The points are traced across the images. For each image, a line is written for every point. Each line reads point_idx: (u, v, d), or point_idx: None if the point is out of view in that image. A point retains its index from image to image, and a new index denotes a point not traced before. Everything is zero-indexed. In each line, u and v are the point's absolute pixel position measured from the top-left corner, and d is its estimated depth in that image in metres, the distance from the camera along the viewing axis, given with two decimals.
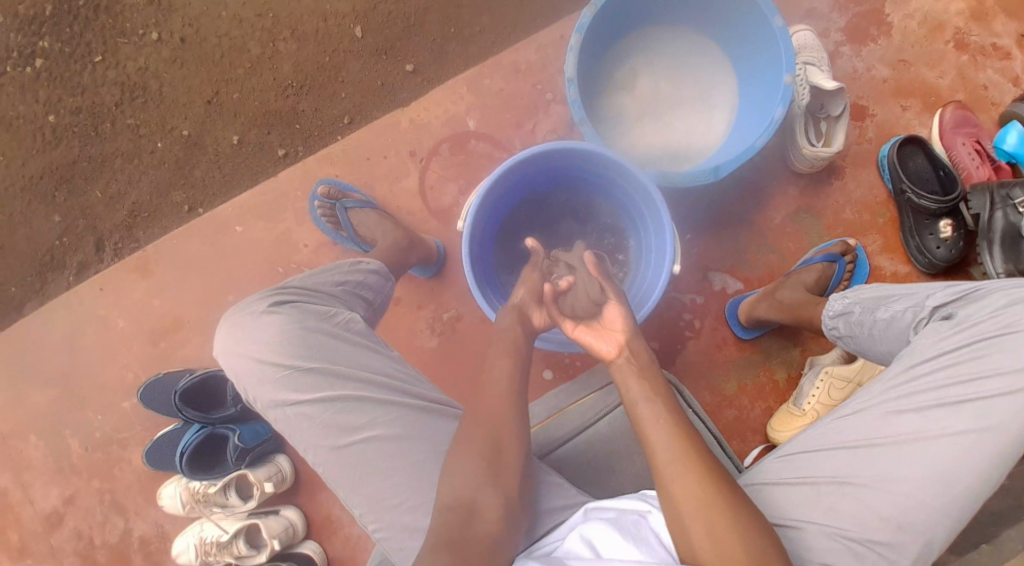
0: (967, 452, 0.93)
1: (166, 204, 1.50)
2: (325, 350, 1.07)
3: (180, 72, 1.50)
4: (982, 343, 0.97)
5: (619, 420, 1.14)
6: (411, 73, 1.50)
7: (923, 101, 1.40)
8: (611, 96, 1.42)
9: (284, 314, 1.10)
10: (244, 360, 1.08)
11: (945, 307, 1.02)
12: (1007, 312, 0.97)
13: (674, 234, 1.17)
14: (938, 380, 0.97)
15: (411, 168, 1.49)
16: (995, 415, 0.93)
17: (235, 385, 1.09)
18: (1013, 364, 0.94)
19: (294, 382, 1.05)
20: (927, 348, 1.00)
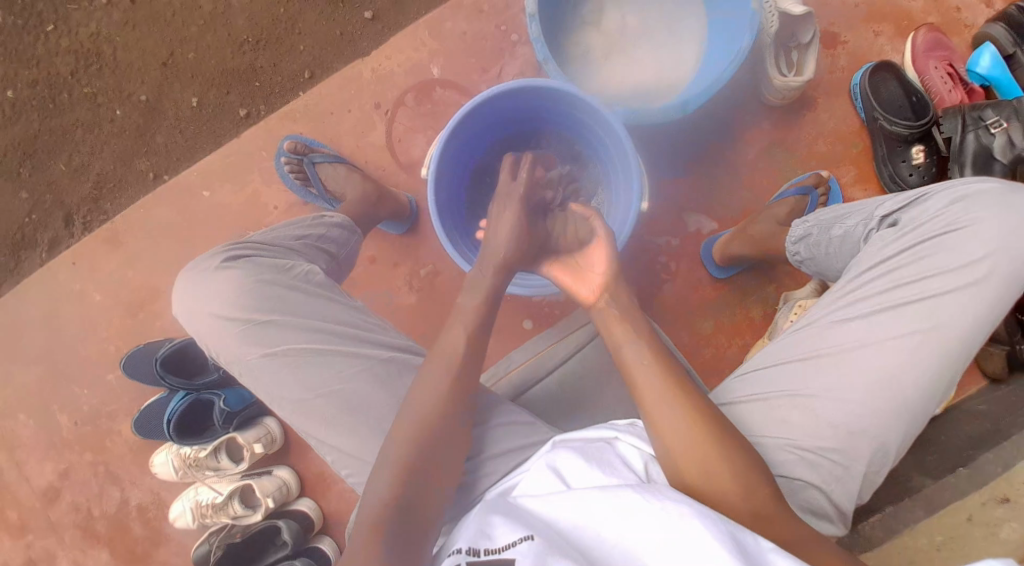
0: (916, 349, 0.92)
1: (131, 174, 1.47)
2: (287, 302, 1.06)
3: (133, 35, 1.47)
4: (927, 243, 0.96)
5: (593, 355, 1.14)
6: (370, 21, 1.45)
7: (896, 26, 1.37)
8: (579, 34, 1.37)
9: (242, 269, 1.08)
10: (203, 316, 1.07)
11: (890, 216, 1.02)
12: (949, 213, 0.97)
13: (640, 170, 1.15)
14: (885, 284, 0.96)
15: (377, 121, 1.44)
16: (944, 312, 0.92)
17: (197, 342, 1.08)
18: (957, 261, 0.94)
19: (258, 336, 1.04)
20: (874, 255, 0.99)
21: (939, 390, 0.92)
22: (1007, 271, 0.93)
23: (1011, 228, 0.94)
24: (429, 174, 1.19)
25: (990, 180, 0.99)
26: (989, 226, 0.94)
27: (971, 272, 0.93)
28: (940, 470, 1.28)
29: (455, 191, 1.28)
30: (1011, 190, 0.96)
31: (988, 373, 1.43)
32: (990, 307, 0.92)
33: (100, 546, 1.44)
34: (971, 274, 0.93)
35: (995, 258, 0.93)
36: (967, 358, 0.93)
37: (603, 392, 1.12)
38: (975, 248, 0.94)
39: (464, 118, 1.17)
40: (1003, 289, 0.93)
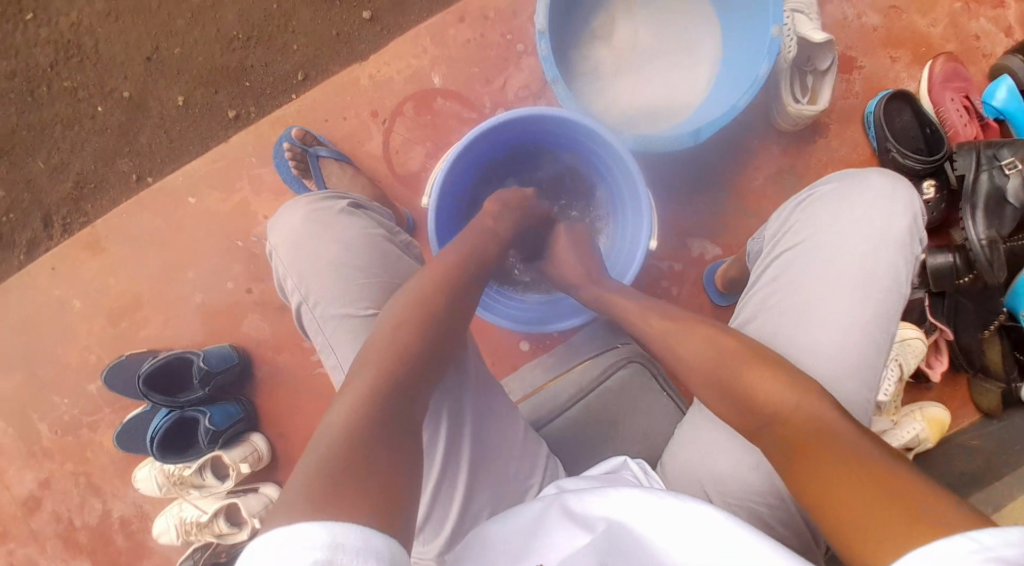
0: (792, 351, 0.92)
1: (113, 174, 1.40)
2: (403, 266, 1.03)
3: (116, 26, 1.38)
4: (790, 246, 0.98)
5: (593, 406, 1.12)
6: (369, 22, 1.38)
7: (914, 52, 1.33)
8: (587, 48, 1.32)
9: (359, 221, 1.04)
10: (321, 255, 1.00)
11: (769, 229, 1.06)
12: (803, 215, 0.99)
13: (650, 206, 1.13)
14: (761, 295, 0.98)
15: (374, 130, 1.38)
16: (814, 308, 0.93)
17: (299, 279, 0.99)
18: (814, 260, 0.95)
19: (370, 287, 0.98)
20: (755, 269, 1.03)
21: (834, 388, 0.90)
22: (867, 256, 0.93)
23: (861, 217, 0.95)
24: (429, 198, 1.15)
25: (841, 176, 1.01)
26: (832, 221, 0.96)
27: (828, 267, 0.94)
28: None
29: (451, 213, 1.21)
30: (850, 185, 0.98)
31: (981, 408, 1.39)
32: (859, 295, 0.92)
33: (82, 557, 1.40)
34: (831, 265, 0.94)
35: (846, 249, 0.94)
36: (857, 351, 0.91)
37: (605, 444, 1.09)
38: (830, 241, 0.95)
39: (469, 143, 1.13)
40: (865, 272, 0.92)
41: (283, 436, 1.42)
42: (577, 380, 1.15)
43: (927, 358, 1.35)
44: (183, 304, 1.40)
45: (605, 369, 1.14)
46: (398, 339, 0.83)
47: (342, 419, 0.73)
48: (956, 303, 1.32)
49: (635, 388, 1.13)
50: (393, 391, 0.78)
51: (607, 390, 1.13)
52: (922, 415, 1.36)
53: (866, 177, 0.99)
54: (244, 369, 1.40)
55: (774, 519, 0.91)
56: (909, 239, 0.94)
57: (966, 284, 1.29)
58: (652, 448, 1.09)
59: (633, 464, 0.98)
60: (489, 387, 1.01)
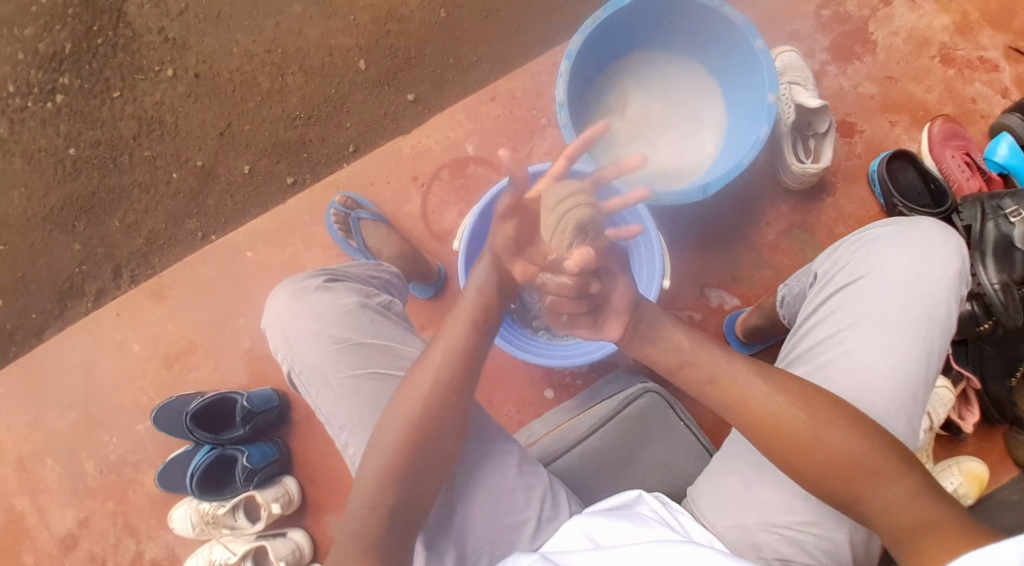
0: (849, 385, 0.91)
1: (180, 233, 1.56)
2: (378, 328, 1.09)
3: (194, 106, 1.60)
4: (841, 284, 0.99)
5: (613, 434, 1.13)
6: (412, 102, 1.57)
7: (912, 116, 1.43)
8: (603, 120, 1.46)
9: (336, 294, 1.11)
10: (298, 329, 1.09)
11: (817, 269, 1.07)
12: (857, 252, 1.00)
13: (661, 250, 1.23)
14: (814, 331, 0.98)
15: (414, 193, 1.53)
16: (868, 345, 0.93)
17: (282, 352, 1.09)
18: (873, 293, 0.95)
19: (341, 356, 1.06)
20: (810, 303, 1.02)
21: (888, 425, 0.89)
22: (921, 298, 0.94)
23: (916, 255, 0.97)
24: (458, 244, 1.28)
25: (889, 222, 1.03)
26: (888, 257, 0.97)
27: (888, 301, 0.94)
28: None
29: None
30: (905, 227, 1.00)
31: (1020, 462, 1.38)
32: (913, 335, 0.92)
33: None
34: (884, 302, 0.94)
35: (906, 285, 0.95)
36: (911, 391, 0.91)
37: (625, 473, 1.11)
38: (890, 279, 0.96)
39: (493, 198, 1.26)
40: (920, 307, 0.94)
41: (314, 481, 1.47)
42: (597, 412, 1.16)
43: (958, 410, 1.34)
44: (230, 349, 1.50)
45: (623, 397, 1.16)
46: (404, 434, 0.89)
47: (359, 518, 0.87)
48: (979, 351, 1.32)
49: (648, 422, 1.15)
50: (398, 486, 0.88)
51: (625, 419, 1.14)
52: (959, 469, 1.35)
53: (915, 225, 1.00)
54: (281, 414, 1.47)
55: (816, 547, 0.91)
56: (960, 278, 0.96)
57: (986, 330, 1.29)
58: (672, 477, 1.11)
59: (649, 499, 0.99)
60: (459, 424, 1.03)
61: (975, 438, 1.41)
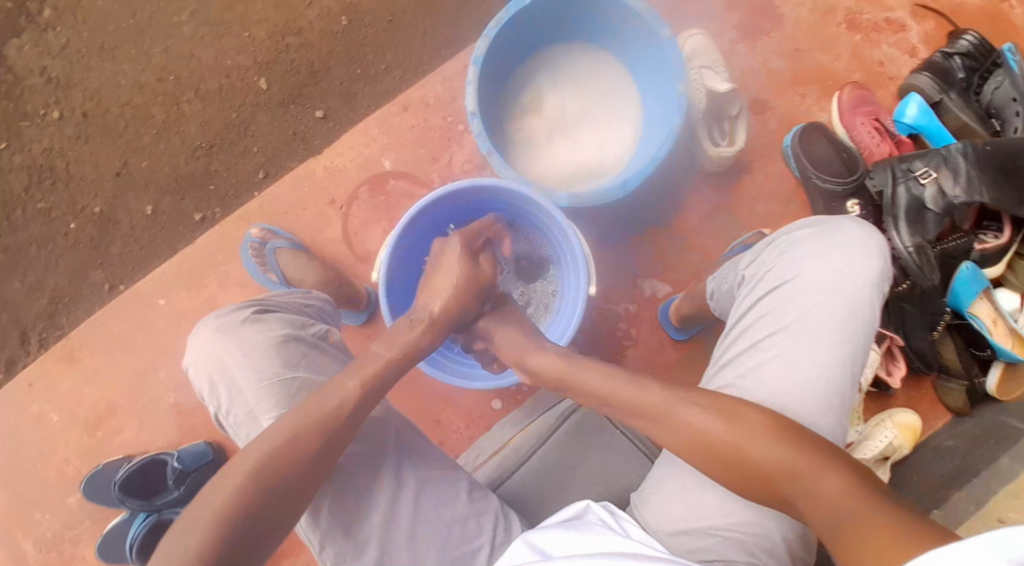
0: (784, 401, 0.93)
1: (87, 287, 1.47)
2: (310, 362, 1.04)
3: (86, 147, 1.50)
4: (772, 291, 0.99)
5: (552, 453, 1.12)
6: (322, 120, 1.50)
7: (821, 86, 1.44)
8: (519, 122, 1.43)
9: (262, 326, 1.05)
10: (223, 367, 1.01)
11: (745, 269, 1.07)
12: (784, 256, 1.01)
13: (585, 258, 1.20)
14: (746, 339, 0.99)
15: (333, 216, 1.47)
16: (801, 357, 0.94)
17: (207, 392, 1.02)
18: (801, 301, 0.96)
19: (276, 392, 0.99)
20: (739, 307, 1.03)
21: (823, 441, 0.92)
22: (849, 305, 0.95)
23: (840, 258, 0.97)
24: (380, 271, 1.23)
25: (816, 221, 1.02)
26: (814, 261, 0.98)
27: (813, 309, 0.95)
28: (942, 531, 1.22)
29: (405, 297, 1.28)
30: (830, 227, 1.00)
31: (952, 408, 1.44)
32: (843, 346, 0.94)
33: None
34: (814, 313, 0.95)
35: (832, 291, 0.96)
36: (842, 404, 0.94)
37: (565, 490, 1.09)
38: (815, 285, 0.96)
39: (412, 219, 1.21)
40: (846, 313, 0.95)
41: None
42: (535, 432, 1.15)
43: (885, 367, 1.38)
44: (158, 404, 1.43)
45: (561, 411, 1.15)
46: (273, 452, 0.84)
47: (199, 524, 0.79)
48: (900, 310, 1.36)
49: (588, 433, 1.13)
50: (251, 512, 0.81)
51: (561, 437, 1.13)
52: (891, 422, 1.41)
53: (839, 224, 1.00)
54: (220, 465, 1.41)
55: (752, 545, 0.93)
56: (883, 278, 0.97)
57: (906, 290, 1.34)
58: (609, 487, 1.08)
59: (597, 509, 0.99)
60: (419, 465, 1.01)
61: (907, 390, 1.47)
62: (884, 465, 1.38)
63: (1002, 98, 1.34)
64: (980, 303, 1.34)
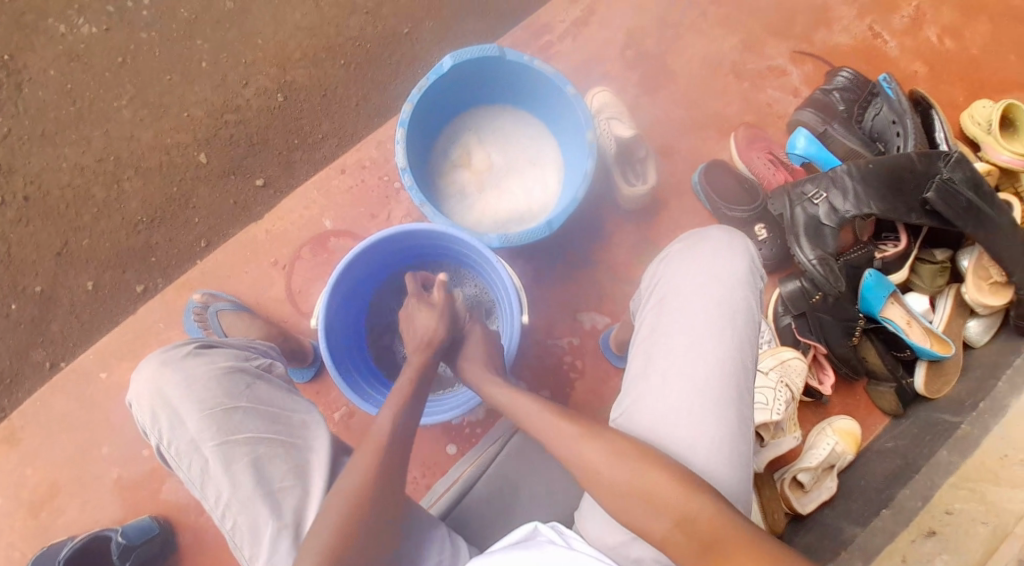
0: (676, 407, 0.99)
1: (28, 366, 1.46)
2: (252, 393, 1.07)
3: (27, 230, 1.52)
4: (654, 306, 1.08)
5: (498, 476, 1.13)
6: (262, 188, 1.56)
7: (720, 127, 1.57)
8: (449, 176, 1.51)
9: (203, 360, 1.07)
10: (162, 399, 1.04)
11: (638, 291, 1.15)
12: (665, 271, 1.10)
13: (516, 289, 1.26)
14: (638, 357, 1.06)
15: (277, 276, 1.51)
16: (686, 357, 1.01)
17: (145, 422, 1.03)
18: (682, 307, 1.05)
19: (215, 423, 1.02)
20: (635, 326, 1.11)
21: (720, 431, 0.97)
22: (724, 302, 1.04)
23: (711, 264, 1.07)
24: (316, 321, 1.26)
25: (684, 237, 1.13)
26: (688, 270, 1.07)
27: (694, 312, 1.04)
28: (883, 526, 1.27)
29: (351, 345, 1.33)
30: (699, 239, 1.11)
31: (886, 411, 1.52)
32: (724, 343, 1.02)
33: None
34: (693, 317, 1.03)
35: (708, 293, 1.05)
36: (733, 400, 0.99)
37: (516, 512, 1.09)
38: (693, 290, 1.05)
39: (347, 267, 1.25)
40: (724, 312, 1.03)
41: None
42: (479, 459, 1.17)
43: (816, 376, 1.49)
44: (99, 482, 1.40)
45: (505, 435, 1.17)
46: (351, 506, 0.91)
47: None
48: (819, 321, 1.44)
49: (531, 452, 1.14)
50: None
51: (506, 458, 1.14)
52: (832, 431, 1.47)
53: (708, 236, 1.11)
54: (170, 535, 1.38)
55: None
56: (751, 278, 1.07)
57: (819, 301, 1.43)
58: (558, 504, 1.10)
59: (545, 530, 0.98)
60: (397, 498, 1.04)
61: (841, 396, 1.54)
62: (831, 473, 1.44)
63: (882, 122, 1.49)
64: (891, 306, 1.44)
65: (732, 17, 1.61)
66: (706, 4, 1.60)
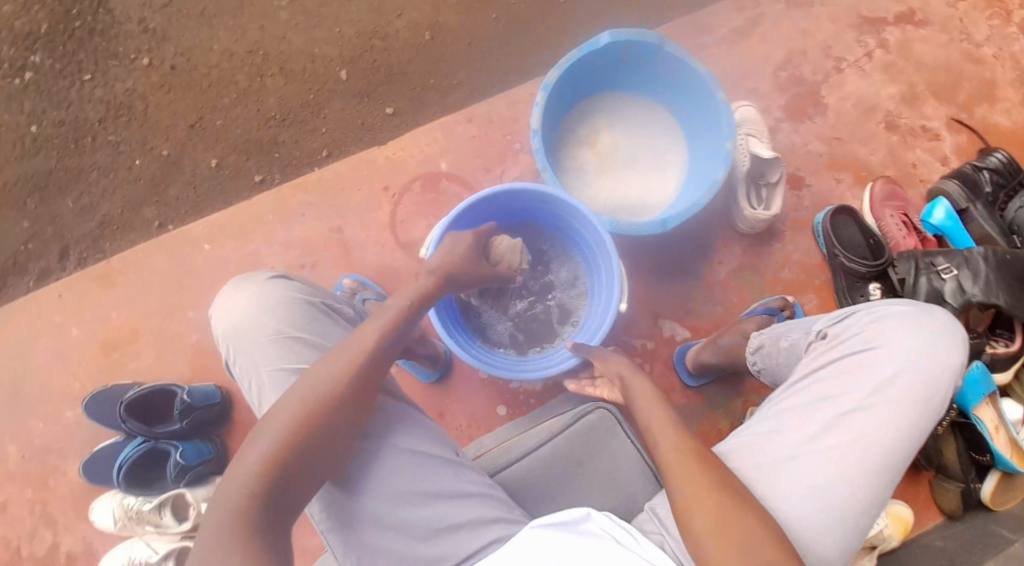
0: (843, 464, 0.99)
1: (137, 220, 1.55)
2: (323, 329, 1.01)
3: (167, 96, 1.60)
4: (853, 358, 1.08)
5: (562, 448, 1.08)
6: (391, 116, 1.60)
7: (855, 175, 1.53)
8: (574, 151, 1.51)
9: (284, 285, 1.02)
10: (239, 318, 0.99)
11: (822, 330, 1.15)
12: (871, 327, 1.09)
13: (622, 275, 1.26)
14: (813, 395, 1.06)
15: (384, 202, 1.54)
16: (870, 419, 1.02)
17: (219, 338, 0.99)
18: (881, 372, 1.05)
19: (283, 349, 0.97)
20: (815, 361, 1.10)
21: (872, 497, 0.99)
22: (921, 384, 1.04)
23: (923, 341, 1.06)
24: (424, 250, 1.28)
25: (903, 303, 1.12)
26: (897, 338, 1.07)
27: (889, 381, 1.04)
28: None
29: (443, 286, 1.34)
30: (916, 312, 1.10)
31: (943, 509, 1.47)
32: (906, 427, 1.02)
33: None
34: (887, 388, 1.04)
35: (909, 370, 1.05)
36: (891, 481, 1.01)
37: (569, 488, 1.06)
38: (898, 360, 1.05)
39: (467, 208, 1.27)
40: (919, 392, 1.04)
41: None
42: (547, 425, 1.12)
43: None
44: (176, 342, 1.49)
45: (585, 409, 1.10)
46: (317, 391, 0.91)
47: (242, 474, 0.85)
48: None
49: (604, 436, 1.09)
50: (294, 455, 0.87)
51: (575, 434, 1.09)
52: (885, 512, 1.43)
53: (930, 313, 1.10)
54: (223, 411, 1.45)
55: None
56: (956, 371, 1.06)
57: None
58: None
59: (597, 519, 0.96)
60: (397, 427, 1.00)
61: (904, 484, 1.50)
62: (871, 553, 1.39)
63: None
64: (986, 408, 1.38)
65: (896, 70, 1.57)
66: (873, 50, 1.57)
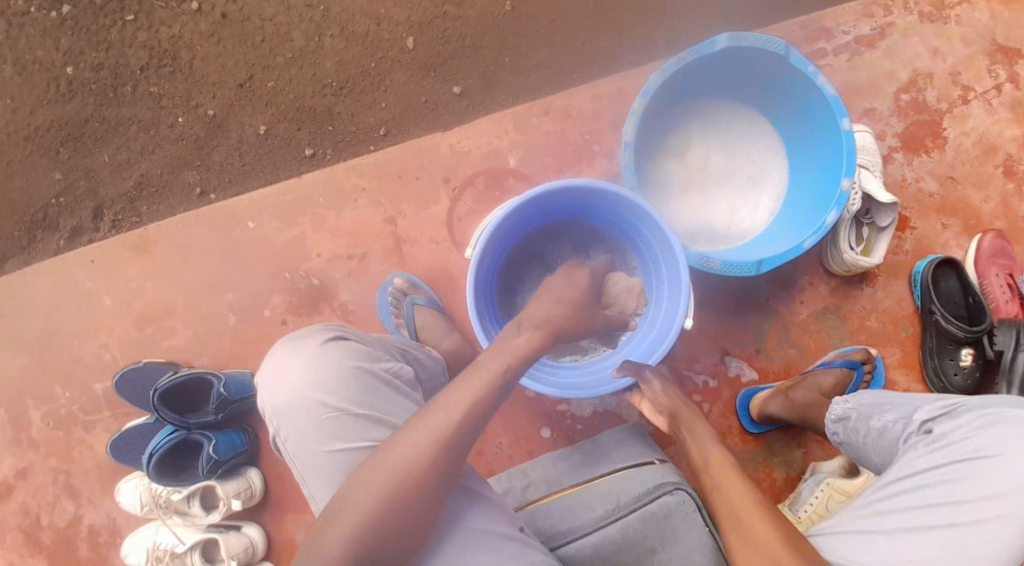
0: None
1: (177, 185, 1.44)
2: (380, 403, 0.94)
3: (215, 47, 1.43)
4: (961, 467, 0.93)
5: (634, 528, 0.99)
6: (458, 96, 1.44)
7: (964, 222, 1.38)
8: (662, 163, 1.36)
9: (339, 351, 0.95)
10: (289, 391, 0.93)
11: (924, 422, 1.00)
12: (986, 432, 0.94)
13: (688, 291, 1.12)
14: (909, 506, 0.93)
15: (443, 195, 1.42)
16: (972, 546, 0.89)
17: (267, 409, 0.94)
18: (992, 490, 0.91)
19: (334, 428, 0.91)
20: (912, 463, 0.97)
21: None
22: None
23: None
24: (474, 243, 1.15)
25: None
26: (1016, 452, 0.92)
27: (1001, 501, 0.90)
28: None
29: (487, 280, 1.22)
30: None
31: None
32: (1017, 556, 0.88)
33: (41, 557, 1.39)
34: (999, 512, 0.90)
35: None
36: None
37: None
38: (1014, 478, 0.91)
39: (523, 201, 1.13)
40: None
41: (278, 477, 1.39)
42: (615, 499, 1.03)
43: None
44: (212, 323, 1.41)
45: (659, 488, 1.01)
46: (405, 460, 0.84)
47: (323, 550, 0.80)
48: None
49: (678, 522, 1.00)
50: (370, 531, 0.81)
51: (647, 515, 1.00)
52: None
53: None
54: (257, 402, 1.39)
55: None
56: None
57: None
58: None
59: None
60: (473, 507, 0.91)
61: None
62: None
63: None
64: None
65: None
66: (1005, 82, 1.39)
